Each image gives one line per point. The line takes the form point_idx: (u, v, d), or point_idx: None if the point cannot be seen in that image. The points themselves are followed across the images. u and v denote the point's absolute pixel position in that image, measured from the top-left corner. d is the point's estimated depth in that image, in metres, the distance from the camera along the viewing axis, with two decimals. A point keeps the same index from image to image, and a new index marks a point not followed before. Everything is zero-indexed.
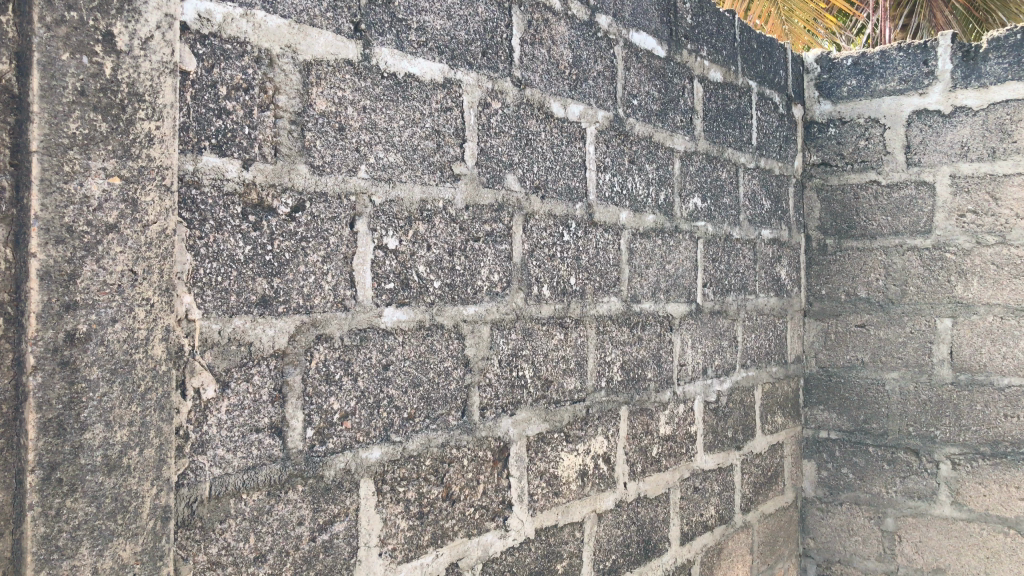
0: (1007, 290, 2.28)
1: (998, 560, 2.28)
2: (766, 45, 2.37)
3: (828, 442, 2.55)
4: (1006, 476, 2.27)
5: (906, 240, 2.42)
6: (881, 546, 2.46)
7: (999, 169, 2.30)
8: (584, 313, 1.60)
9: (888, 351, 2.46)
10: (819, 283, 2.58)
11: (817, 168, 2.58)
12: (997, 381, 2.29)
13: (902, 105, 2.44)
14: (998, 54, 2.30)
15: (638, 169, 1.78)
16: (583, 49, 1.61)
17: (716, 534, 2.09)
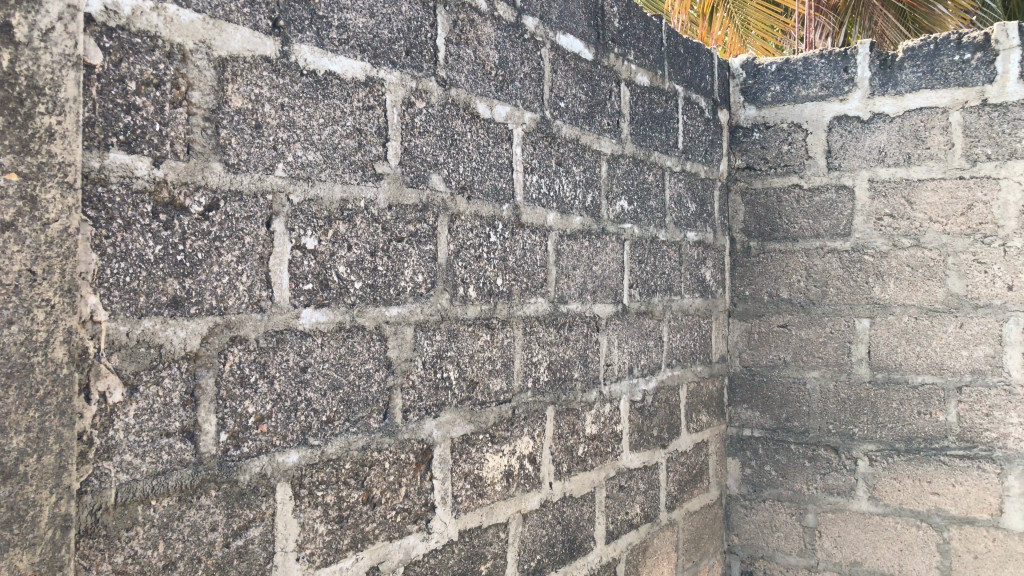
0: (920, 292, 2.36)
1: (911, 552, 2.36)
2: (693, 49, 2.41)
3: (752, 440, 2.61)
4: (919, 471, 2.35)
5: (827, 243, 2.49)
6: (801, 541, 2.53)
7: (914, 174, 2.37)
8: (510, 314, 1.60)
9: (809, 351, 2.52)
10: (743, 284, 2.63)
11: (742, 172, 2.63)
12: (911, 380, 2.37)
13: (824, 110, 2.50)
14: (913, 63, 2.38)
15: (565, 171, 1.79)
16: (509, 50, 1.61)
17: (641, 533, 2.11)
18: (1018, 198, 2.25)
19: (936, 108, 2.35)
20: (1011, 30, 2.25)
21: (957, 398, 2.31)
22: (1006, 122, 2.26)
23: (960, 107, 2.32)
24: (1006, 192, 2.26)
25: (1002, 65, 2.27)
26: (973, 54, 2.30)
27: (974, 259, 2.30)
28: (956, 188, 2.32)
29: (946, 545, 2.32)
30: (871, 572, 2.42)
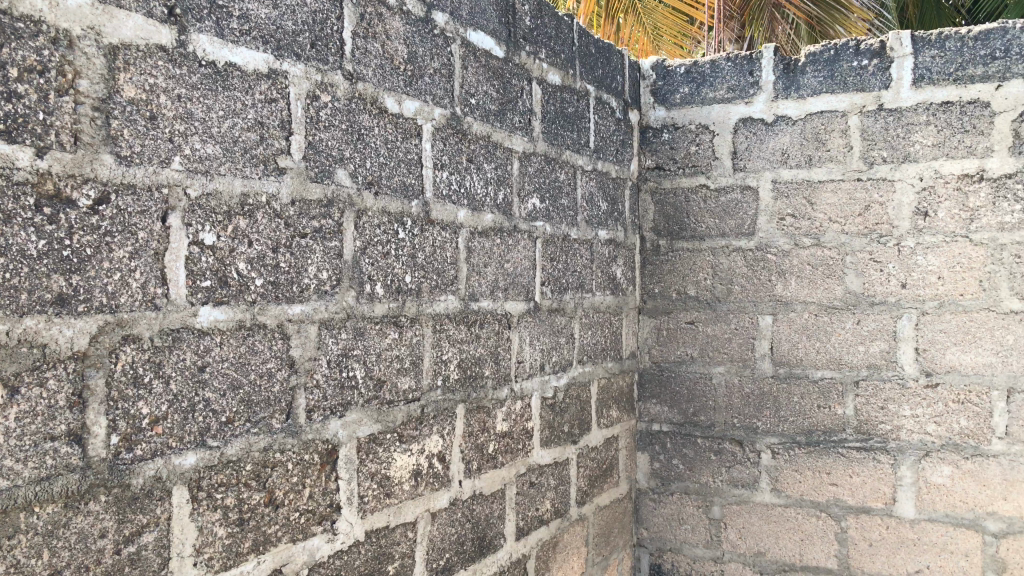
0: (820, 289, 2.44)
1: (811, 541, 2.45)
2: (604, 50, 2.43)
3: (660, 434, 2.66)
4: (819, 463, 2.44)
5: (732, 242, 2.55)
6: (708, 533, 2.59)
7: (815, 176, 2.45)
8: (419, 312, 1.58)
9: (715, 347, 2.58)
10: (653, 282, 2.67)
11: (652, 172, 2.67)
12: (811, 374, 2.45)
13: (730, 112, 2.56)
14: (814, 68, 2.45)
15: (476, 168, 1.78)
16: (419, 45, 1.59)
17: (551, 528, 2.13)
18: (911, 199, 2.35)
19: (835, 112, 2.43)
20: (904, 38, 2.34)
21: (854, 392, 2.40)
22: (900, 127, 2.36)
23: (858, 111, 2.40)
24: (901, 194, 2.36)
25: (896, 71, 2.36)
26: (870, 61, 2.39)
27: (870, 258, 2.39)
28: (854, 190, 2.41)
29: (844, 534, 2.41)
30: (774, 561, 2.50)
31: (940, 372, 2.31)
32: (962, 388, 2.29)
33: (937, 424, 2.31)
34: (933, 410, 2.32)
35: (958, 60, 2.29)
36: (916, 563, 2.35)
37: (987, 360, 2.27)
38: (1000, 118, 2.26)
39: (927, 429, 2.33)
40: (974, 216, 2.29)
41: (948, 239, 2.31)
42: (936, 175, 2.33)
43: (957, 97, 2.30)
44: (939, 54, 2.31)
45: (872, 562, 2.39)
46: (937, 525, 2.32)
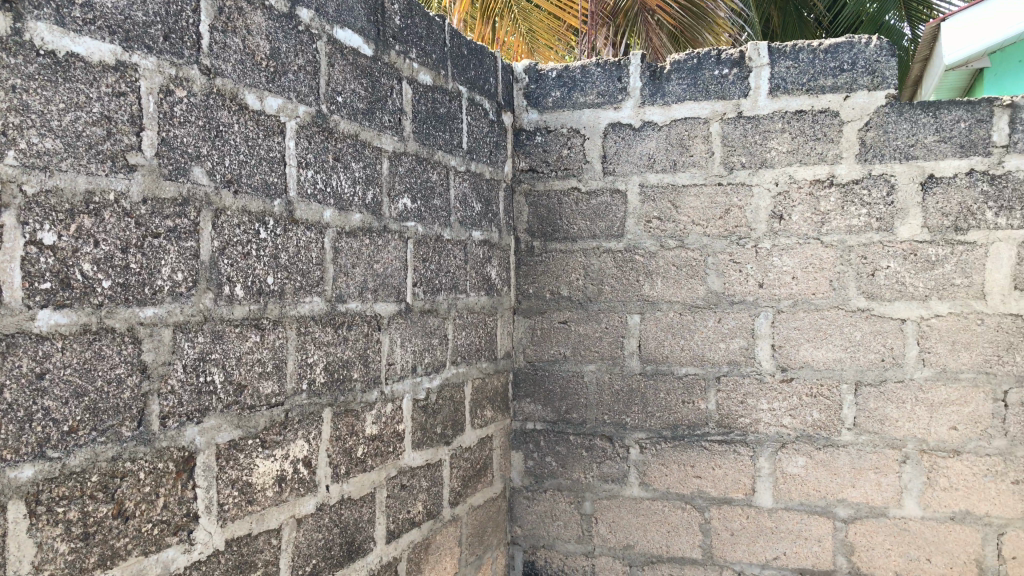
0: (684, 289, 2.53)
1: (677, 533, 2.54)
2: (476, 52, 2.44)
3: (534, 433, 2.69)
4: (684, 456, 2.53)
5: (602, 243, 2.61)
6: (579, 529, 2.65)
7: (679, 180, 2.54)
8: (283, 314, 1.55)
9: (586, 346, 2.63)
10: (527, 283, 2.70)
11: (525, 174, 2.70)
12: (676, 371, 2.54)
13: (599, 117, 2.62)
14: (678, 75, 2.54)
15: (343, 168, 1.76)
16: (282, 41, 1.56)
17: (423, 530, 2.12)
18: (767, 204, 2.46)
19: (698, 119, 2.52)
20: (762, 48, 2.45)
21: (716, 387, 2.50)
22: (758, 134, 2.47)
23: (719, 118, 2.50)
24: (758, 199, 2.47)
25: (754, 81, 2.47)
26: (730, 70, 2.49)
27: (730, 259, 2.49)
28: (715, 194, 2.51)
29: (707, 524, 2.51)
30: (642, 554, 2.58)
31: (794, 368, 2.44)
32: (815, 382, 2.42)
33: (792, 417, 2.44)
34: (789, 403, 2.44)
35: (810, 72, 2.42)
36: (774, 550, 2.46)
37: (837, 355, 2.40)
38: (847, 127, 2.39)
39: (783, 422, 2.45)
40: (825, 219, 2.42)
41: (801, 241, 2.44)
42: (790, 180, 2.44)
43: (809, 106, 2.42)
44: (793, 65, 2.43)
45: (734, 550, 2.50)
46: (793, 513, 2.44)
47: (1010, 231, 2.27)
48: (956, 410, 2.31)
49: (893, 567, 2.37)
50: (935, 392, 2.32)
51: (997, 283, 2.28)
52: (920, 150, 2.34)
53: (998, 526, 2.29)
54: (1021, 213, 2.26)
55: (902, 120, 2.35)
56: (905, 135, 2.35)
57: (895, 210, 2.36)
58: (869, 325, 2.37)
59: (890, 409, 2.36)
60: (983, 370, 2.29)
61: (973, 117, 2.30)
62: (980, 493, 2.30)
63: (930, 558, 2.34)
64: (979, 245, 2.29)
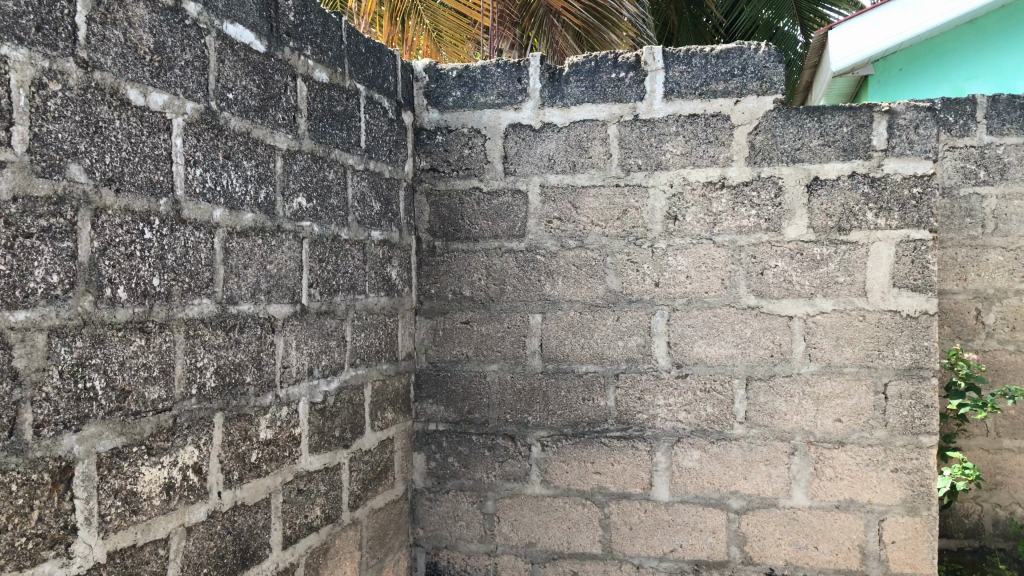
0: (584, 289, 2.57)
1: (578, 529, 2.58)
2: (375, 50, 2.42)
3: (436, 434, 2.68)
4: (584, 453, 2.56)
5: (503, 243, 2.63)
6: (482, 528, 2.65)
7: (578, 181, 2.57)
8: (169, 316, 1.50)
9: (488, 346, 2.64)
10: (428, 283, 2.69)
11: (426, 173, 2.69)
12: (577, 369, 2.57)
13: (500, 117, 2.63)
14: (577, 77, 2.57)
15: (234, 166, 1.71)
16: (167, 35, 1.51)
17: (322, 534, 2.09)
18: (663, 205, 2.52)
19: (596, 121, 2.56)
20: (657, 53, 2.51)
21: (615, 384, 2.55)
22: (654, 136, 2.52)
23: (617, 120, 2.54)
24: (654, 200, 2.52)
25: (649, 85, 2.52)
26: (626, 73, 2.54)
27: (628, 259, 2.54)
28: (613, 195, 2.55)
29: (607, 520, 2.56)
30: (544, 551, 2.61)
31: (689, 364, 2.50)
32: (708, 377, 2.49)
33: (687, 412, 2.50)
34: (684, 399, 2.50)
35: (703, 76, 2.49)
36: (671, 543, 2.52)
37: (729, 351, 2.48)
38: (738, 131, 2.47)
39: (679, 417, 2.51)
40: (717, 220, 2.49)
41: (695, 241, 2.50)
42: (684, 182, 2.51)
43: (702, 110, 2.49)
44: (686, 69, 2.50)
45: (632, 544, 2.55)
46: (688, 506, 2.51)
47: (889, 231, 2.38)
48: (840, 403, 2.41)
49: (783, 556, 2.46)
50: (821, 385, 2.42)
51: (877, 281, 2.39)
52: (806, 154, 2.43)
53: (879, 513, 2.40)
54: (899, 214, 2.38)
55: (789, 124, 2.44)
56: (793, 139, 2.44)
57: (783, 211, 2.45)
58: (759, 322, 2.46)
59: (780, 403, 2.45)
60: (865, 364, 2.39)
61: (854, 121, 2.40)
62: (863, 482, 2.41)
63: (817, 545, 2.44)
64: (861, 245, 2.40)
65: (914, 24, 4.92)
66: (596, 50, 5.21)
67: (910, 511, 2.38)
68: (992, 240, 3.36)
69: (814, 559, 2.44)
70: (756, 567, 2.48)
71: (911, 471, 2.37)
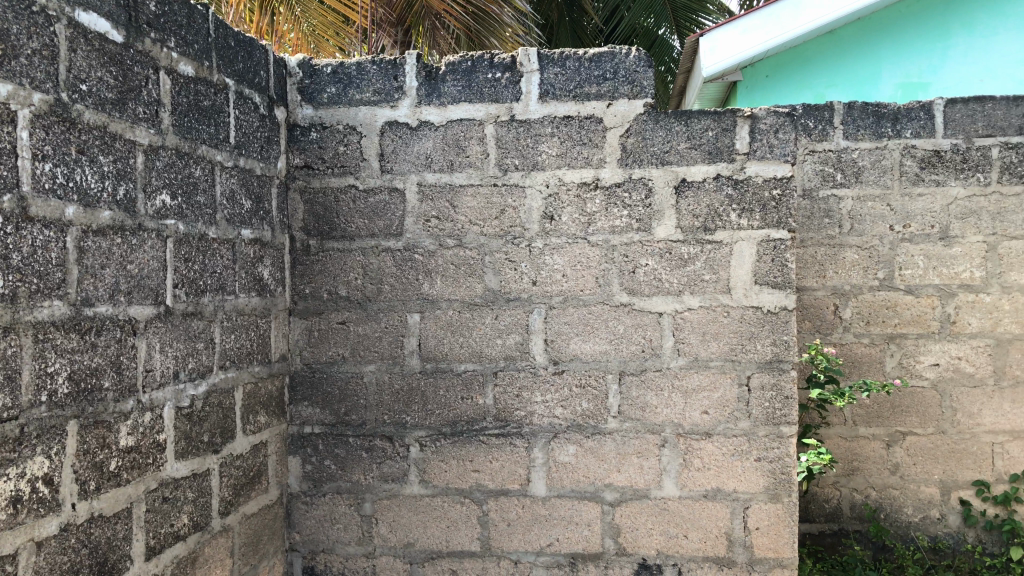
0: (462, 288, 2.58)
1: (457, 527, 2.58)
2: (245, 44, 2.35)
3: (312, 436, 2.63)
4: (463, 452, 2.57)
5: (380, 242, 2.60)
6: (359, 530, 2.62)
7: (456, 180, 2.58)
8: (15, 319, 1.42)
9: (365, 346, 2.61)
10: (303, 282, 2.64)
11: (300, 170, 2.63)
12: (455, 368, 2.58)
13: (376, 115, 2.60)
14: (453, 77, 2.57)
15: (89, 161, 1.64)
16: (11, 22, 1.43)
17: (189, 543, 2.02)
18: (539, 204, 2.55)
19: (473, 120, 2.57)
20: (532, 54, 2.54)
21: (492, 382, 2.57)
22: (530, 137, 2.55)
23: (493, 120, 2.56)
24: (531, 200, 2.56)
25: (525, 86, 2.55)
26: (502, 74, 2.56)
27: (505, 257, 2.56)
28: (490, 195, 2.57)
29: (485, 517, 2.58)
30: (422, 551, 2.60)
31: (565, 360, 2.55)
32: (584, 374, 2.54)
33: (563, 408, 2.55)
34: (560, 395, 2.55)
35: (576, 79, 2.54)
36: (548, 538, 2.56)
37: (603, 347, 2.54)
38: (610, 133, 2.53)
39: (555, 413, 2.55)
40: (591, 220, 2.54)
41: (570, 241, 2.54)
42: (559, 182, 2.55)
43: (576, 112, 2.54)
44: (561, 72, 2.54)
45: (510, 540, 2.58)
46: (564, 500, 2.55)
47: (751, 231, 2.49)
48: (707, 396, 2.51)
49: (654, 545, 2.54)
50: (689, 379, 2.51)
51: (740, 279, 2.49)
52: (674, 156, 2.51)
53: (744, 501, 2.50)
54: (760, 215, 2.49)
55: (659, 127, 2.52)
56: (661, 143, 2.52)
57: (653, 212, 2.52)
58: (631, 319, 2.53)
59: (650, 397, 2.52)
60: (730, 358, 2.50)
61: (719, 125, 2.50)
62: (728, 471, 2.50)
63: (687, 534, 2.52)
64: (726, 244, 2.49)
65: (802, 24, 5.17)
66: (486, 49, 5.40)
67: (772, 498, 2.49)
68: (848, 239, 3.56)
69: (684, 548, 2.53)
70: (629, 558, 2.55)
71: (773, 460, 2.49)
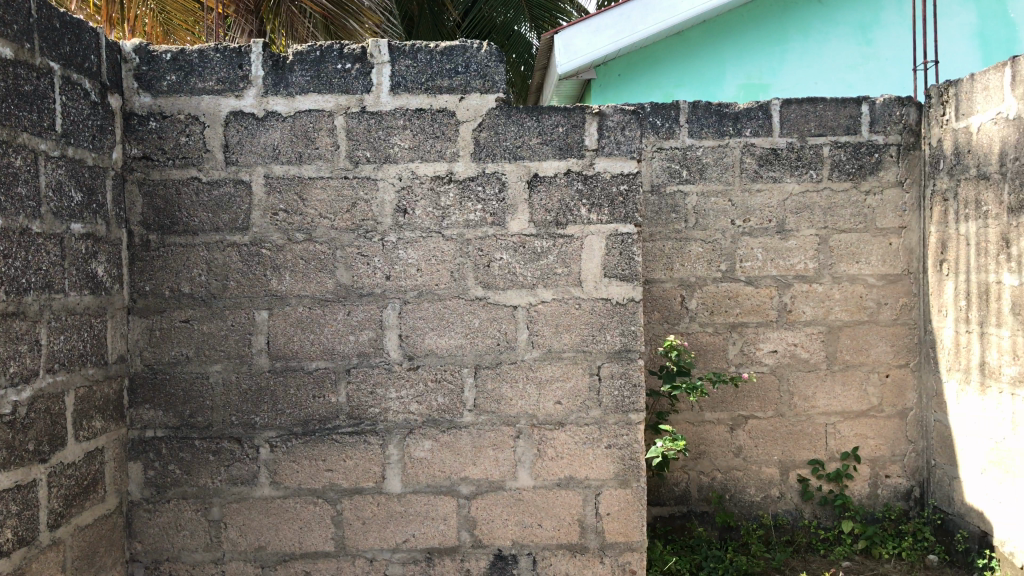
0: (312, 283, 2.52)
1: (310, 528, 2.53)
2: (72, 26, 2.21)
3: (154, 441, 2.51)
4: (315, 451, 2.52)
5: (226, 236, 2.51)
6: (206, 536, 2.52)
7: (305, 173, 2.52)
8: None
9: (210, 345, 2.51)
10: (142, 279, 2.50)
11: (138, 162, 2.50)
12: (306, 366, 2.52)
13: (220, 104, 2.50)
14: (302, 66, 2.50)
15: None
16: None
17: (12, 560, 1.89)
18: (391, 198, 2.52)
19: (322, 112, 2.51)
20: (382, 46, 2.51)
21: (346, 379, 2.52)
22: (381, 129, 2.52)
23: (343, 112, 2.51)
24: (383, 193, 2.52)
25: (376, 77, 2.51)
26: (352, 65, 2.51)
27: (357, 252, 2.52)
28: (341, 188, 2.52)
29: (340, 516, 2.53)
30: (274, 554, 2.53)
31: (419, 356, 2.53)
32: (438, 368, 2.53)
33: (418, 403, 2.53)
34: (414, 390, 2.53)
35: (428, 72, 2.52)
36: (403, 534, 2.55)
37: (457, 342, 2.54)
38: (463, 126, 2.53)
39: (410, 409, 2.53)
40: (444, 214, 2.53)
41: (423, 235, 2.53)
42: (412, 175, 2.52)
43: (428, 105, 2.52)
44: (412, 64, 2.52)
45: (365, 539, 2.54)
46: (420, 496, 2.54)
47: (600, 226, 2.54)
48: (560, 386, 2.55)
49: (509, 536, 2.56)
50: (542, 370, 2.55)
51: (591, 272, 2.54)
52: (526, 151, 2.54)
53: (595, 488, 2.56)
54: (608, 210, 2.55)
55: (510, 122, 2.54)
56: (513, 138, 2.54)
57: (506, 206, 2.54)
58: (485, 312, 2.54)
59: (505, 389, 2.54)
60: (581, 349, 2.55)
61: (569, 122, 2.54)
62: (581, 460, 2.56)
63: (541, 523, 2.57)
64: (576, 238, 2.54)
65: (653, 23, 5.33)
66: (340, 37, 5.45)
67: (622, 483, 2.56)
68: (694, 233, 3.71)
69: (538, 536, 2.57)
70: (485, 550, 2.56)
71: (622, 446, 2.56)
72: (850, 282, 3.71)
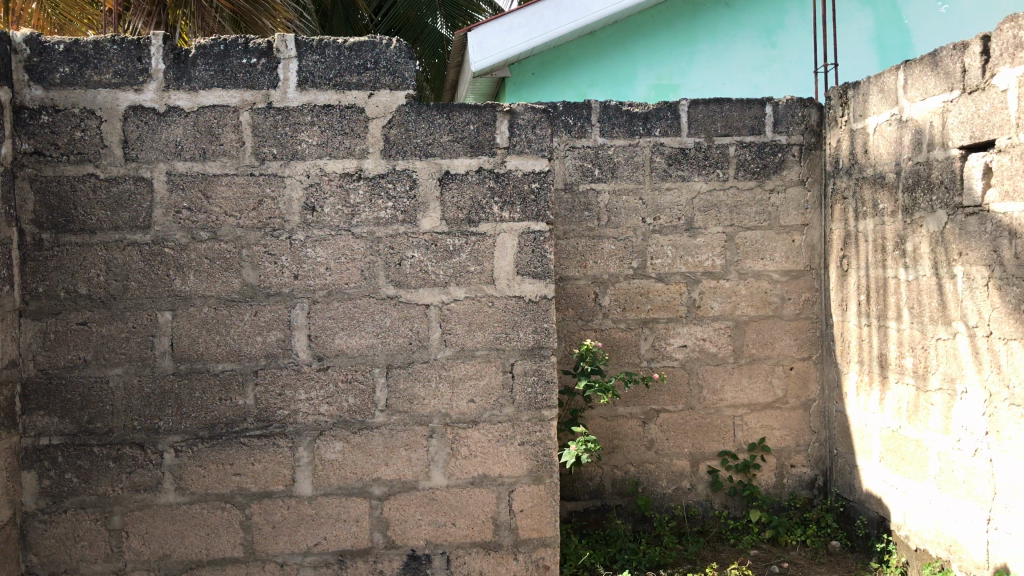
0: (218, 283, 2.45)
1: (218, 534, 2.47)
2: None
3: (50, 449, 2.40)
4: (222, 455, 2.46)
5: (126, 235, 2.42)
6: (107, 546, 2.43)
7: (209, 169, 2.45)
8: None
9: (109, 348, 2.42)
10: (36, 280, 2.39)
11: (29, 157, 2.39)
12: (212, 368, 2.45)
13: (118, 98, 2.41)
14: (205, 60, 2.43)
15: None
16: None
17: None
18: (299, 195, 2.48)
19: (226, 107, 2.44)
20: (289, 41, 2.45)
21: (253, 381, 2.46)
22: (288, 125, 2.47)
23: (249, 107, 2.45)
24: (290, 190, 2.47)
25: (283, 73, 2.46)
26: (258, 59, 2.45)
27: (264, 250, 2.47)
28: (246, 185, 2.46)
29: (248, 521, 2.48)
30: (180, 562, 2.46)
31: (329, 356, 2.49)
32: (349, 368, 2.50)
33: (328, 404, 2.49)
34: (324, 391, 2.49)
35: (336, 68, 2.48)
36: (314, 537, 2.51)
37: (369, 341, 2.51)
38: (373, 123, 2.50)
39: (320, 410, 2.49)
40: (354, 212, 2.50)
41: (333, 233, 2.49)
42: (321, 172, 2.48)
43: (336, 101, 2.48)
44: (319, 60, 2.47)
45: (275, 543, 2.49)
46: (331, 498, 2.51)
47: (512, 223, 2.55)
48: (473, 384, 2.55)
49: (422, 535, 2.55)
50: (455, 369, 2.54)
51: (503, 269, 2.55)
52: (437, 148, 2.52)
53: (508, 485, 2.57)
54: (520, 208, 2.55)
55: (421, 119, 2.52)
56: (424, 135, 2.52)
57: (417, 204, 2.52)
58: (397, 311, 2.52)
59: (418, 388, 2.53)
60: (494, 347, 2.55)
61: (479, 120, 2.54)
62: (494, 457, 2.56)
63: (454, 522, 2.56)
64: (488, 236, 2.54)
65: (564, 22, 5.38)
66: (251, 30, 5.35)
67: (535, 479, 2.58)
68: (605, 231, 3.76)
69: (452, 535, 2.56)
70: (398, 550, 2.54)
71: (535, 443, 2.57)
72: (756, 278, 3.82)
